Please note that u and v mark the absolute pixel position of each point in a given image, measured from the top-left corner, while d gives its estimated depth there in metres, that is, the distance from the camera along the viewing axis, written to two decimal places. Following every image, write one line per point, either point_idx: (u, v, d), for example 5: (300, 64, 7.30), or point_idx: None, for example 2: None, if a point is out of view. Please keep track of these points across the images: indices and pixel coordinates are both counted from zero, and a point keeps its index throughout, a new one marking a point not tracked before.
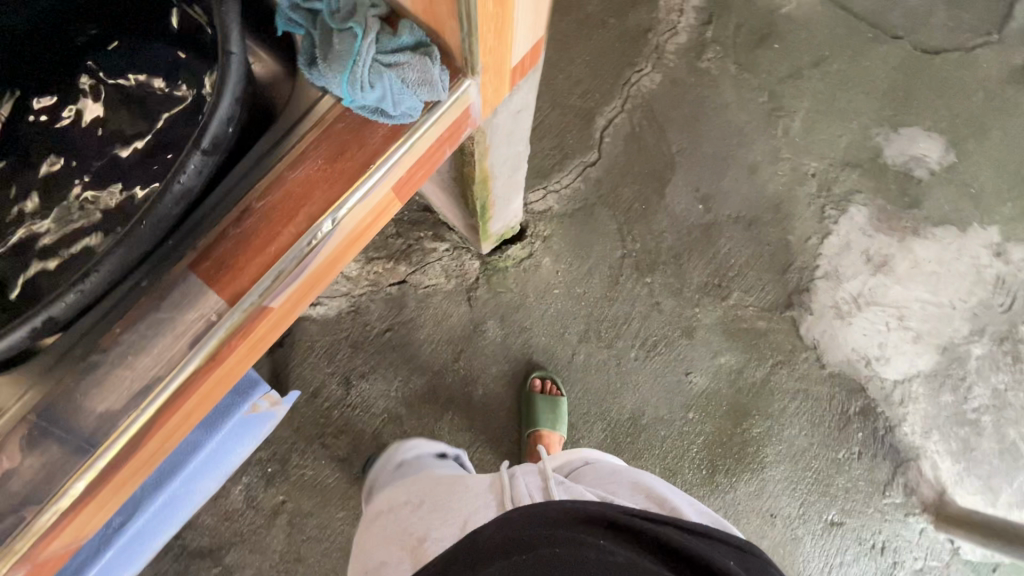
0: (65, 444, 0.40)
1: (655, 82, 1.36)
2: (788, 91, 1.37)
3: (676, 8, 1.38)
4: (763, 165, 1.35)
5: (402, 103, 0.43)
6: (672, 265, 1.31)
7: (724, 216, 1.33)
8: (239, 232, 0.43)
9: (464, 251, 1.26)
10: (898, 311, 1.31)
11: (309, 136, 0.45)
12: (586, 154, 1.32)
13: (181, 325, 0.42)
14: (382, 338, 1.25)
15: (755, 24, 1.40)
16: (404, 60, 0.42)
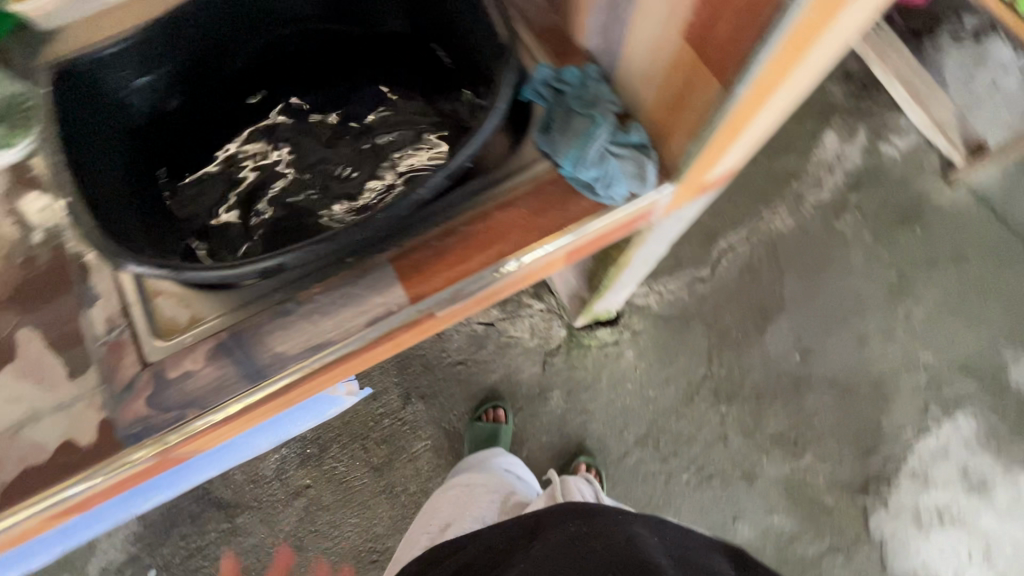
0: (239, 367, 0.46)
1: (786, 225, 1.39)
2: (920, 277, 1.35)
3: (826, 166, 1.43)
4: (873, 339, 1.31)
5: (612, 186, 0.49)
6: (752, 404, 1.27)
7: (819, 375, 1.29)
8: (439, 245, 0.49)
9: (555, 317, 1.31)
10: (984, 543, 1.19)
11: (522, 187, 0.51)
12: (699, 269, 1.35)
13: (366, 304, 0.48)
14: (452, 369, 1.29)
15: (901, 204, 1.41)
16: (628, 154, 0.49)
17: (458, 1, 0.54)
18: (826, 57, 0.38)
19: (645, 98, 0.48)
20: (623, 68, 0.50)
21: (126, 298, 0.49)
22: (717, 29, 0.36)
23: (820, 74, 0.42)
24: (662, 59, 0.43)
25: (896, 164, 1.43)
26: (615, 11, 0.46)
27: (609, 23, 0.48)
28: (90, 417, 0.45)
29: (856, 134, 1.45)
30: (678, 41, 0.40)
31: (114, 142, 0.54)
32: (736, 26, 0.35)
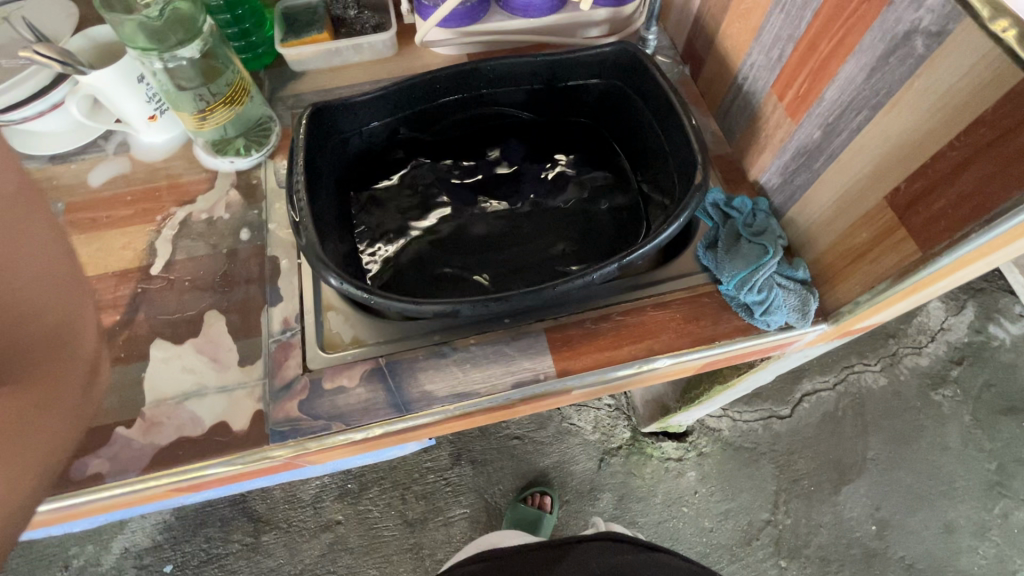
0: (389, 394, 0.49)
1: (877, 383, 1.33)
2: (1023, 476, 1.24)
3: (927, 333, 1.39)
4: (963, 531, 1.20)
5: (772, 314, 0.50)
6: (815, 567, 1.17)
7: (896, 555, 1.18)
8: (592, 327, 0.52)
9: (621, 417, 1.29)
10: None
11: (678, 293, 0.54)
12: (779, 406, 1.31)
13: (515, 365, 0.51)
14: (508, 442, 1.28)
15: (1007, 391, 1.33)
16: (792, 286, 0.51)
17: (660, 128, 0.60)
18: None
19: (817, 239, 0.51)
20: (798, 208, 0.53)
21: (304, 305, 0.54)
22: (929, 202, 0.39)
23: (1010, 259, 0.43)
24: (852, 211, 0.46)
25: (1005, 348, 1.37)
26: (805, 158, 0.51)
27: (793, 167, 0.52)
28: (247, 405, 0.49)
29: (963, 308, 1.41)
30: (877, 201, 0.43)
31: (327, 167, 0.59)
32: (953, 204, 0.37)
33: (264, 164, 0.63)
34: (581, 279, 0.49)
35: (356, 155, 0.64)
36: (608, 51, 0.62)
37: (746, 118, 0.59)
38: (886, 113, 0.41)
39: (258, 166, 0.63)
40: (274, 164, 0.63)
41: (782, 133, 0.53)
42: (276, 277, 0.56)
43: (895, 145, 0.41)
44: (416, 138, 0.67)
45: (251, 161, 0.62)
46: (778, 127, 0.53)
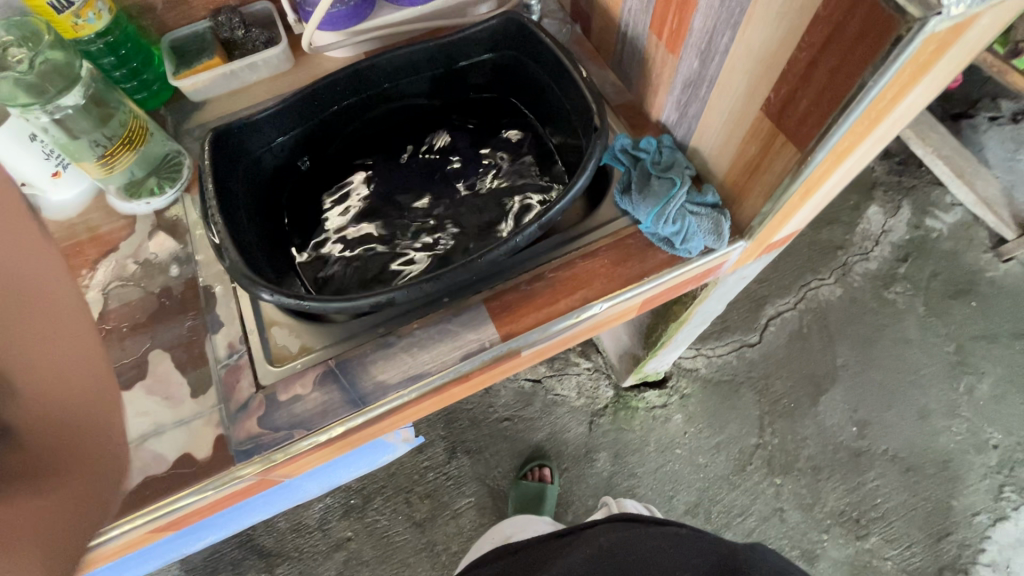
0: (343, 393, 0.51)
1: (834, 294, 1.39)
2: (980, 352, 1.32)
3: (871, 237, 1.45)
4: (936, 413, 1.27)
5: (689, 241, 0.53)
6: (808, 477, 1.22)
7: (880, 449, 1.24)
8: (527, 289, 0.54)
9: (602, 377, 1.32)
10: None
11: (603, 240, 0.56)
12: (748, 335, 1.35)
13: (461, 339, 0.52)
14: (498, 425, 1.30)
15: (953, 277, 1.41)
16: (704, 211, 0.53)
17: (558, 85, 0.63)
18: (894, 124, 0.43)
19: (720, 163, 0.53)
20: (698, 137, 0.55)
21: (247, 327, 0.54)
22: (797, 101, 0.41)
23: (887, 140, 0.46)
24: (740, 127, 0.48)
25: (943, 237, 1.45)
26: (693, 87, 0.53)
27: (685, 98, 0.55)
28: (207, 433, 0.50)
29: (899, 208, 1.48)
30: (758, 111, 0.45)
31: (244, 190, 0.60)
32: (815, 100, 0.40)
33: (181, 199, 0.63)
34: (506, 245, 0.51)
35: (272, 173, 0.64)
36: (497, 24, 0.64)
37: (638, 62, 0.61)
38: (745, 27, 0.43)
39: (176, 202, 0.63)
40: (191, 198, 0.63)
41: (669, 70, 0.55)
42: (214, 306, 0.56)
43: (760, 56, 0.43)
44: (329, 145, 0.68)
45: (167, 199, 0.62)
46: (664, 64, 0.55)
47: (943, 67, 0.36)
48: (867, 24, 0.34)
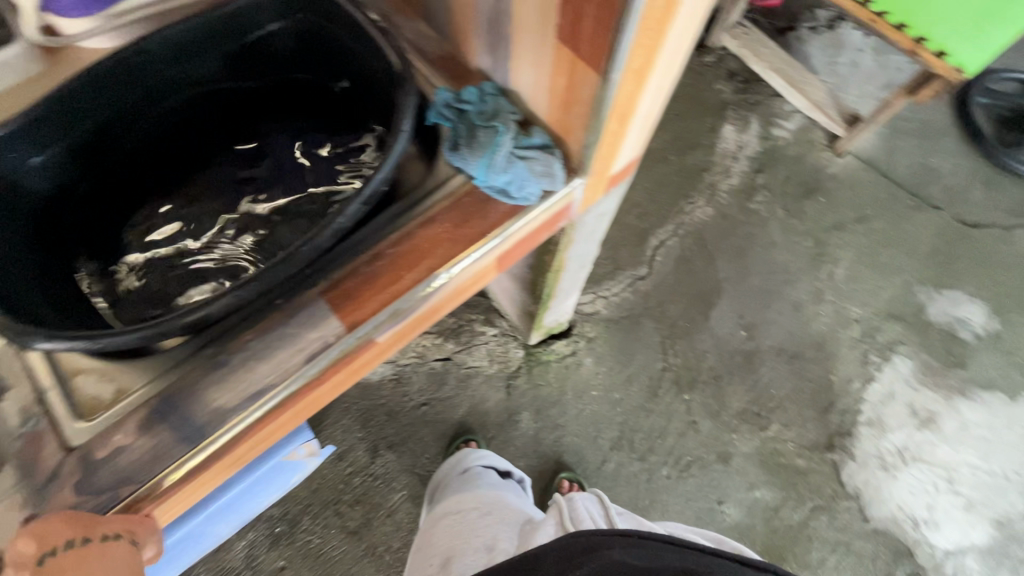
0: (175, 432, 0.44)
1: (707, 215, 1.48)
2: (834, 240, 1.48)
3: (730, 155, 1.55)
4: (806, 303, 1.40)
5: (524, 188, 0.52)
6: (713, 387, 1.31)
7: (767, 346, 1.36)
8: (368, 271, 0.50)
9: (510, 340, 1.32)
10: (946, 473, 1.26)
11: (441, 203, 0.53)
12: (638, 268, 1.41)
13: (301, 341, 0.47)
14: (416, 412, 1.26)
15: (803, 178, 1.55)
16: (534, 155, 0.52)
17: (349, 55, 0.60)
18: (681, 34, 0.43)
19: (540, 101, 0.52)
20: (515, 79, 0.53)
21: (40, 384, 0.46)
22: (582, 23, 0.40)
23: (683, 51, 0.46)
24: (545, 60, 0.47)
25: (789, 144, 1.58)
26: (496, 26, 0.50)
27: (493, 39, 0.52)
28: (9, 518, 0.42)
29: (749, 123, 1.59)
30: (554, 39, 0.44)
31: (7, 227, 0.51)
32: (596, 19, 0.38)
33: None
34: (328, 229, 0.46)
35: (48, 201, 0.56)
36: None
37: (444, 9, 0.57)
38: None
39: None
40: None
41: (470, 11, 0.52)
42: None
43: None
44: (116, 157, 0.61)
45: None
46: (464, 6, 0.52)
47: None
48: None
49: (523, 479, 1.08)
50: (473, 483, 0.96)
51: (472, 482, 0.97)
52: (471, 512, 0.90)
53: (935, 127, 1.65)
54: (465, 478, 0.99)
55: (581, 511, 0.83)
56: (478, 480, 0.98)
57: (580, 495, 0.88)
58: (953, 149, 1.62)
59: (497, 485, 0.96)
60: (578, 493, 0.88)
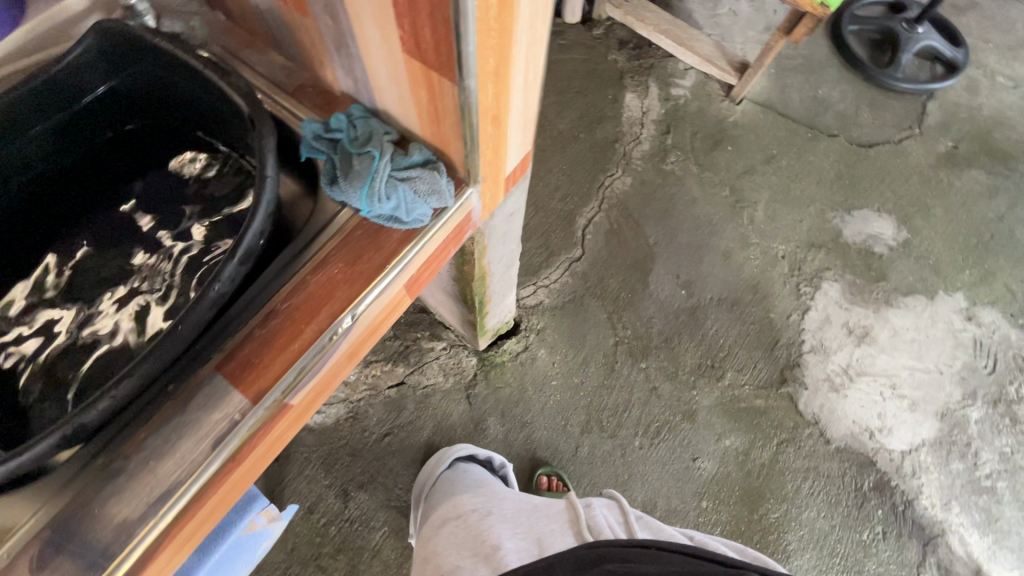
0: (77, 560, 0.40)
1: (626, 184, 1.51)
2: (748, 185, 1.53)
3: (637, 122, 1.58)
4: (735, 250, 1.46)
5: (413, 210, 0.49)
6: (665, 350, 1.34)
7: (707, 299, 1.40)
8: (264, 332, 0.46)
9: (460, 349, 1.30)
10: (889, 380, 1.34)
11: (330, 242, 0.50)
12: (572, 251, 1.42)
13: (204, 426, 0.43)
14: (381, 444, 1.22)
15: (708, 131, 1.59)
16: (416, 174, 0.49)
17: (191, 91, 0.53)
18: (530, 24, 0.41)
19: (410, 116, 0.49)
20: (380, 97, 0.50)
21: None
22: (420, 32, 0.37)
23: (540, 40, 0.45)
24: (400, 74, 0.44)
25: (689, 101, 1.63)
26: (345, 46, 0.47)
27: (347, 59, 0.49)
28: None
29: (648, 89, 1.63)
30: (401, 53, 0.41)
31: None
32: (432, 27, 0.36)
33: None
34: (208, 298, 0.42)
35: None
36: (91, 44, 0.54)
37: (292, 40, 0.54)
38: None
39: None
40: None
41: (316, 34, 0.49)
42: None
43: None
44: None
45: None
46: (310, 33, 0.49)
47: None
48: None
49: (505, 465, 1.08)
50: (461, 475, 0.98)
51: (459, 476, 0.98)
52: (472, 513, 0.79)
53: (816, 61, 1.74)
54: (452, 474, 1.00)
55: (598, 518, 0.72)
56: (465, 472, 0.99)
57: (597, 501, 0.78)
58: (836, 78, 1.72)
59: (499, 489, 0.88)
60: (595, 498, 0.79)
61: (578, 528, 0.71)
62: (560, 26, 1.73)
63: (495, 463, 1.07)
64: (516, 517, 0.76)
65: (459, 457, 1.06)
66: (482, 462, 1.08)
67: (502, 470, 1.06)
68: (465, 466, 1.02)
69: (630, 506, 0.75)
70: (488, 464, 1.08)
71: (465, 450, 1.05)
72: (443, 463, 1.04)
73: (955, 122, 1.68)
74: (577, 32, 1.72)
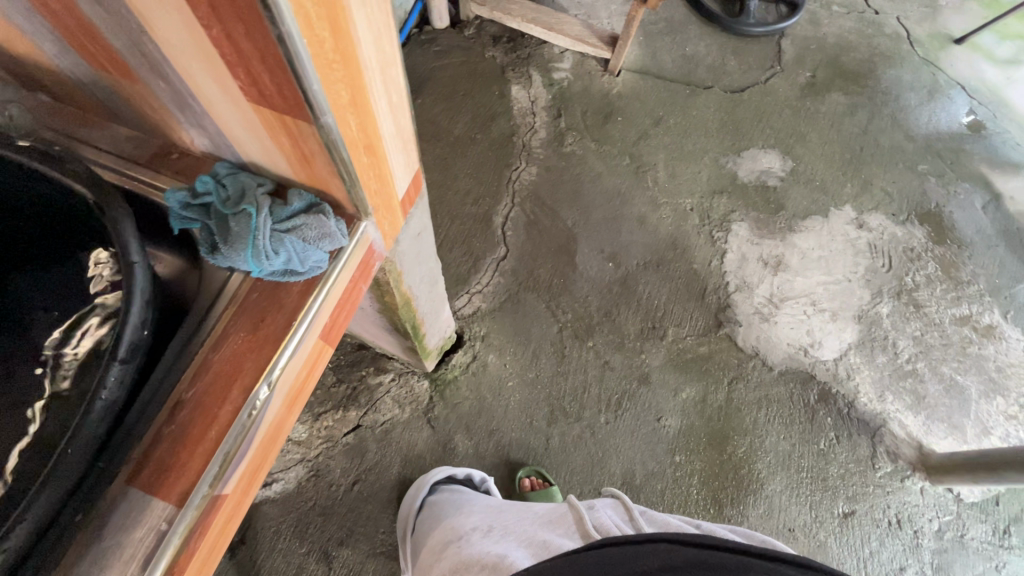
0: None
1: (533, 174, 1.53)
2: (645, 149, 1.60)
3: (528, 112, 1.61)
4: (648, 213, 1.52)
5: (307, 259, 0.47)
6: (607, 323, 1.37)
7: (634, 265, 1.45)
8: (174, 428, 0.42)
9: (410, 376, 1.27)
10: (808, 299, 1.45)
11: (226, 312, 0.47)
12: (496, 251, 1.42)
13: (128, 547, 0.39)
14: (352, 493, 1.16)
15: (597, 106, 1.64)
16: (300, 222, 0.46)
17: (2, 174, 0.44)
18: (376, 47, 0.40)
19: (279, 164, 0.47)
20: (241, 150, 0.47)
21: None
22: (260, 80, 0.35)
23: (392, 60, 0.44)
24: (255, 125, 0.41)
25: (572, 82, 1.67)
26: (187, 105, 0.44)
27: (194, 118, 0.46)
28: None
29: (531, 79, 1.66)
30: (247, 104, 0.39)
31: None
32: (269, 73, 0.34)
33: None
34: (97, 409, 0.37)
35: None
36: None
37: (129, 106, 0.50)
38: (149, 24, 0.34)
39: None
40: None
41: (153, 98, 0.46)
42: None
43: (189, 51, 0.35)
44: None
45: None
46: (147, 97, 0.46)
47: None
48: None
49: (486, 479, 1.08)
50: (448, 496, 0.97)
51: (446, 497, 0.97)
52: (473, 531, 0.75)
53: (677, 22, 1.84)
54: (439, 496, 0.99)
55: (604, 518, 0.71)
56: (451, 492, 0.98)
57: (600, 504, 0.78)
58: (699, 35, 1.83)
59: (491, 503, 0.86)
60: (597, 500, 0.78)
61: (584, 529, 0.69)
62: (431, 33, 1.72)
63: (476, 479, 1.06)
64: (519, 526, 0.74)
65: (439, 479, 1.04)
66: (463, 481, 1.07)
67: (485, 485, 1.05)
68: (449, 487, 1.01)
69: (632, 503, 0.75)
70: (469, 482, 1.08)
71: (444, 471, 1.04)
72: (425, 488, 1.02)
73: (808, 54, 1.84)
74: (449, 36, 1.72)
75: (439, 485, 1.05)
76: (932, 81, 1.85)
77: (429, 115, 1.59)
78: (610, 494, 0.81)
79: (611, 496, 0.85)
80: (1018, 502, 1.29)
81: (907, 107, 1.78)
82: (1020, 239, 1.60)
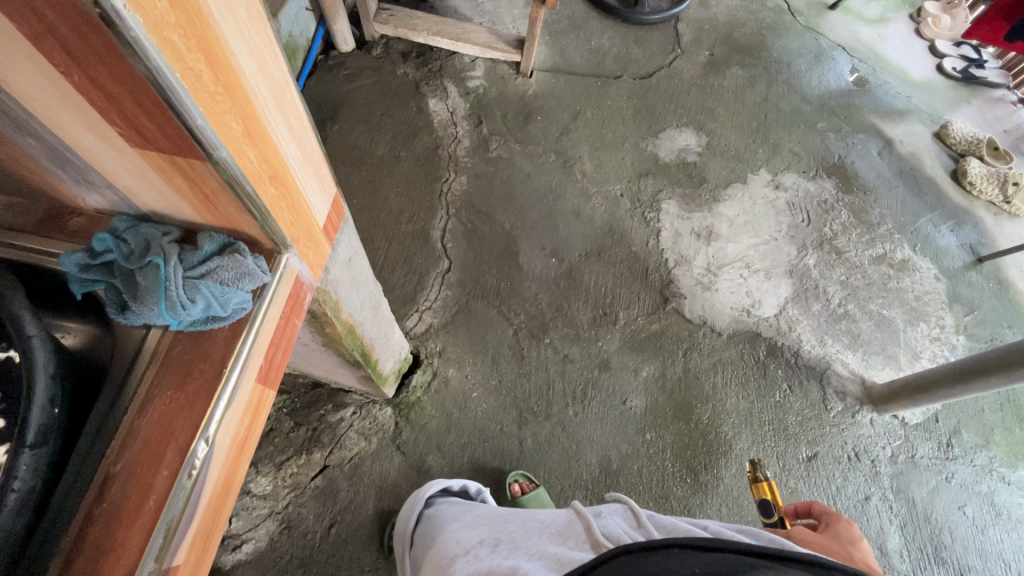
0: None
1: (463, 183, 1.53)
2: (569, 144, 1.64)
3: (449, 123, 1.61)
4: (581, 205, 1.55)
5: (227, 301, 0.45)
6: (560, 318, 1.39)
7: (576, 257, 1.47)
8: (106, 506, 0.39)
9: (371, 406, 1.23)
10: (743, 262, 1.52)
11: (148, 372, 0.44)
12: (439, 265, 1.41)
13: None
14: (329, 537, 1.10)
15: (516, 109, 1.67)
16: (213, 266, 0.43)
17: None
18: (262, 73, 0.39)
19: (180, 209, 0.44)
20: (138, 201, 0.44)
21: None
22: (140, 123, 0.33)
23: (285, 86, 0.43)
24: (145, 171, 0.39)
25: (487, 88, 1.69)
26: (67, 160, 0.41)
27: (78, 173, 0.43)
28: None
29: (447, 90, 1.67)
30: (133, 151, 0.36)
31: None
32: (147, 114, 0.32)
33: None
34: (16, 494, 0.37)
35: None
36: None
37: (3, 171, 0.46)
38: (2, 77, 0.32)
39: None
40: None
41: (30, 160, 0.43)
42: None
43: (53, 101, 0.33)
44: None
45: None
46: (25, 158, 0.43)
47: (215, 6, 0.32)
48: (65, 16, 0.25)
49: (481, 490, 1.03)
50: (443, 511, 0.90)
51: (441, 511, 0.91)
52: (479, 546, 0.72)
53: (578, 18, 1.91)
54: (434, 510, 0.93)
55: (612, 527, 0.69)
56: (448, 505, 0.92)
57: (608, 511, 0.75)
58: (601, 28, 1.90)
59: (493, 513, 0.82)
60: (605, 507, 0.76)
61: (594, 537, 0.68)
62: (338, 57, 1.69)
63: (472, 491, 1.02)
64: (527, 540, 0.71)
65: (433, 493, 0.98)
66: (458, 493, 1.03)
67: (481, 496, 1.01)
68: (444, 500, 0.96)
69: (641, 507, 0.71)
70: (464, 494, 1.03)
71: (438, 485, 0.98)
72: (421, 502, 0.95)
73: (704, 34, 1.95)
74: (357, 58, 1.70)
75: (434, 499, 0.99)
76: (816, 45, 2.00)
77: (349, 138, 1.56)
78: (617, 498, 0.78)
79: (617, 500, 0.81)
80: (953, 415, 1.40)
81: (799, 71, 1.92)
82: (915, 178, 1.75)
